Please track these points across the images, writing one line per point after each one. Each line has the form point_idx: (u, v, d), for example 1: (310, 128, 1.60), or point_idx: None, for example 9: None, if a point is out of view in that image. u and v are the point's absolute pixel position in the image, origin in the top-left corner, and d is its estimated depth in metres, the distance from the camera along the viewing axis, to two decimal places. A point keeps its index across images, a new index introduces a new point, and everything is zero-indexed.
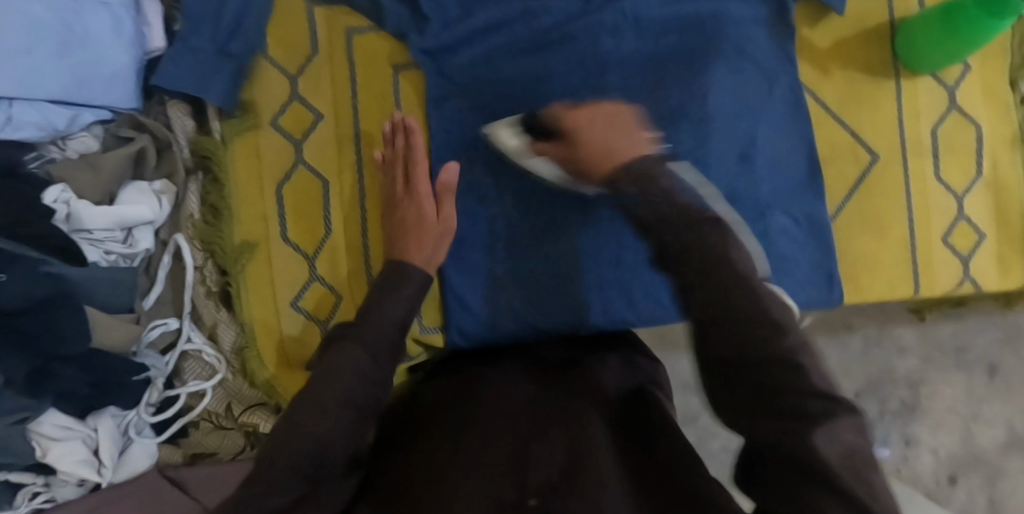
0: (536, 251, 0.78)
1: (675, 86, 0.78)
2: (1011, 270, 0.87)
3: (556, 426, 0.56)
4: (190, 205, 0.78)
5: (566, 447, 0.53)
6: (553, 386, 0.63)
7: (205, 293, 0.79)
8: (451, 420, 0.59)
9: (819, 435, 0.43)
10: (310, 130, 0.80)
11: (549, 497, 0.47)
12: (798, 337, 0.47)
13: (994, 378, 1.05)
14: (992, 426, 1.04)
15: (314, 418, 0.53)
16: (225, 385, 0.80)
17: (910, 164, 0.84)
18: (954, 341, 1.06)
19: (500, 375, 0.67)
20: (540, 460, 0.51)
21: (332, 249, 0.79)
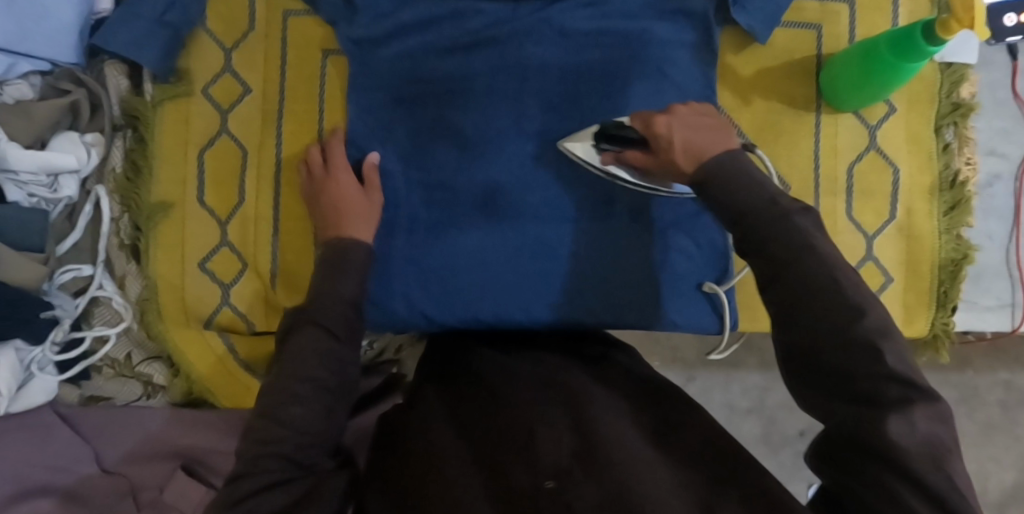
0: (440, 247, 0.81)
1: (589, 102, 0.82)
2: (915, 317, 0.86)
3: (563, 409, 0.60)
4: (115, 160, 0.84)
5: (573, 429, 0.57)
6: (561, 375, 0.68)
7: (118, 244, 0.84)
8: (466, 413, 0.64)
9: (891, 421, 0.46)
10: (237, 103, 0.84)
11: (565, 479, 0.51)
12: (874, 321, 0.49)
13: None
14: None
15: (302, 412, 0.61)
16: (129, 334, 0.85)
17: (821, 202, 0.85)
18: None
19: (504, 364, 0.72)
20: (549, 442, 0.55)
21: (244, 218, 0.83)
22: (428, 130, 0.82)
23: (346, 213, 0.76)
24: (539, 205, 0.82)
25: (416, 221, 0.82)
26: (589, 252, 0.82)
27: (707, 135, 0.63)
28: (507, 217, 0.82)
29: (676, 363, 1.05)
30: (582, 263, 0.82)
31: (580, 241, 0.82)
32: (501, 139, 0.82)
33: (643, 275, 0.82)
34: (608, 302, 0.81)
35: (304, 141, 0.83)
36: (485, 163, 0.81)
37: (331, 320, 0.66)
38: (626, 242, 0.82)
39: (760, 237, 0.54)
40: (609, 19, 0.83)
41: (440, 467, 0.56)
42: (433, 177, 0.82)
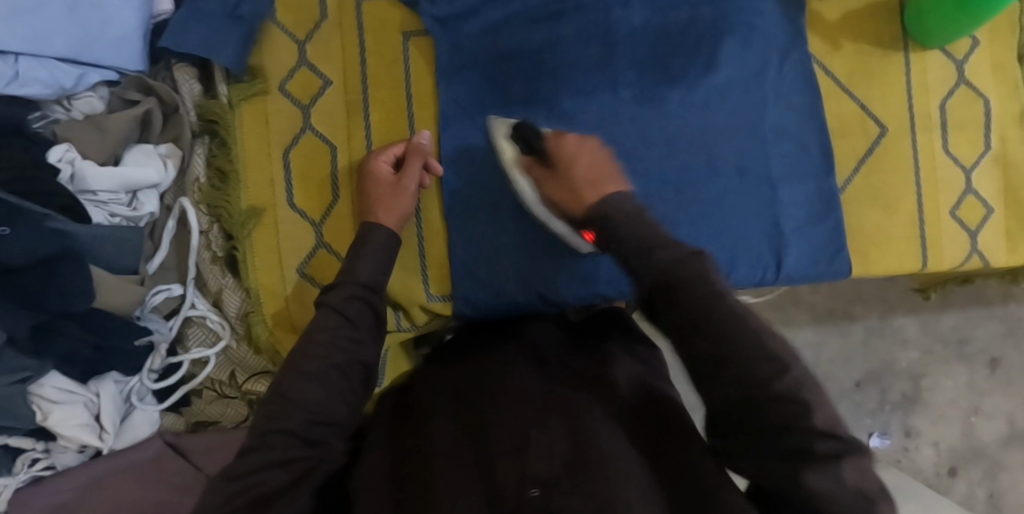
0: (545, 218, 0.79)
1: (683, 62, 0.80)
2: (1020, 245, 0.87)
3: (559, 410, 0.60)
4: (197, 169, 0.78)
5: (567, 435, 0.57)
6: (560, 370, 0.66)
7: (210, 258, 0.78)
8: (463, 408, 0.63)
9: (816, 477, 0.48)
10: (318, 96, 0.79)
11: (549, 489, 0.52)
12: (797, 371, 0.50)
13: (994, 371, 1.15)
14: (993, 419, 1.15)
15: (316, 390, 0.59)
16: (229, 354, 0.79)
17: (918, 139, 0.84)
18: (957, 333, 1.16)
19: (507, 350, 0.70)
20: (540, 447, 0.56)
21: (338, 217, 0.78)
22: (515, 103, 0.79)
23: (373, 204, 0.73)
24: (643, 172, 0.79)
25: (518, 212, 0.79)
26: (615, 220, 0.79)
27: (606, 169, 0.63)
28: None
29: None
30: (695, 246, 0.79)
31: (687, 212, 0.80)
32: (609, 101, 0.79)
33: (763, 232, 0.81)
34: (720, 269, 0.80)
35: (395, 129, 0.79)
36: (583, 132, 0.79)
37: (350, 308, 0.64)
38: (734, 201, 0.80)
39: (671, 287, 0.53)
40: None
41: (430, 470, 0.57)
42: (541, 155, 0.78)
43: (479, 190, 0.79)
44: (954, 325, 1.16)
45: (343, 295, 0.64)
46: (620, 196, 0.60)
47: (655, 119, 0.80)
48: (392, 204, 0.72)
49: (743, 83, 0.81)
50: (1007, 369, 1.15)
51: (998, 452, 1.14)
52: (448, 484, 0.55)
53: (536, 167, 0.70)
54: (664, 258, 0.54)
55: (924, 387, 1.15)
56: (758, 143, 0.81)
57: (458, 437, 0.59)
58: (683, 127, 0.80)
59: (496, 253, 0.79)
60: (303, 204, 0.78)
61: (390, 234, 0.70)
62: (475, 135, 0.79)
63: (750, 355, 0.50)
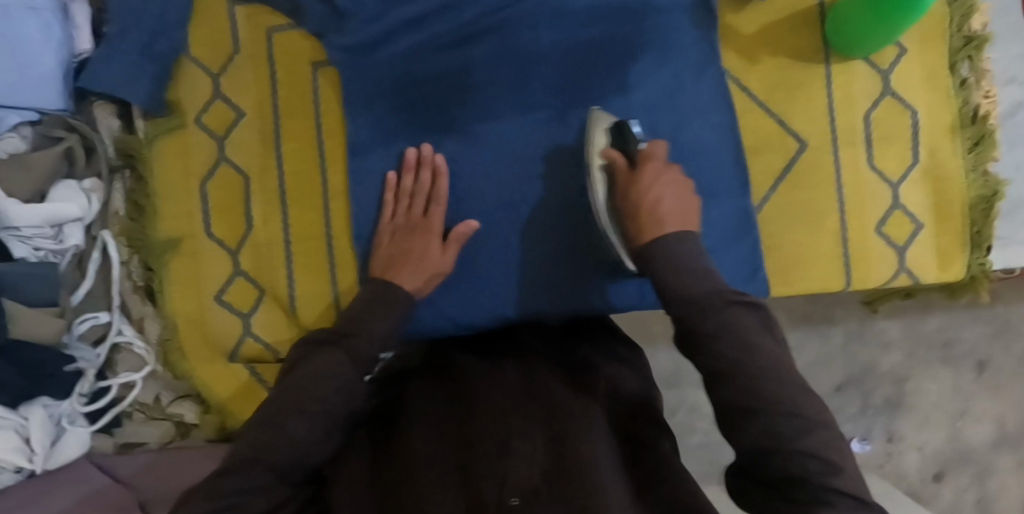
0: None
1: (596, 82, 0.80)
2: (952, 261, 0.83)
3: (541, 420, 0.66)
4: (117, 203, 0.82)
5: (546, 444, 0.64)
6: (540, 376, 0.71)
7: (131, 287, 0.83)
8: (449, 416, 0.69)
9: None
10: (232, 128, 0.81)
11: (529, 499, 0.60)
12: (817, 436, 0.55)
13: (982, 374, 1.11)
14: (981, 423, 1.11)
15: (301, 424, 0.64)
16: (156, 377, 0.84)
17: (841, 154, 0.82)
18: (942, 336, 1.12)
19: (489, 363, 0.74)
20: (523, 457, 0.63)
21: (255, 244, 0.81)
22: (426, 131, 0.80)
23: (403, 260, 0.75)
24: (552, 193, 0.79)
25: (531, 218, 0.79)
26: (523, 241, 0.80)
27: (681, 205, 0.65)
28: (521, 211, 0.79)
29: None
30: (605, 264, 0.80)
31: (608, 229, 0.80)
32: (518, 125, 0.79)
33: (675, 253, 0.80)
34: (629, 288, 0.80)
35: (306, 159, 0.81)
36: (490, 156, 0.79)
37: (362, 358, 0.69)
38: None
39: (704, 331, 0.59)
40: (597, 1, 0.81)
41: (416, 477, 0.64)
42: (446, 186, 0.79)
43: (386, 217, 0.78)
44: (938, 328, 1.12)
45: (351, 347, 0.69)
46: (692, 237, 0.64)
47: (565, 140, 0.79)
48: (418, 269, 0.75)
49: (662, 104, 0.80)
50: (995, 372, 1.11)
51: (986, 455, 1.10)
52: (434, 488, 0.63)
53: (614, 169, 0.69)
54: (718, 292, 0.60)
55: (908, 391, 1.12)
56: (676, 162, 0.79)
57: (444, 445, 0.66)
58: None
59: (482, 269, 0.80)
60: (220, 231, 0.81)
61: (408, 302, 0.74)
62: (388, 160, 0.79)
63: (785, 405, 0.55)
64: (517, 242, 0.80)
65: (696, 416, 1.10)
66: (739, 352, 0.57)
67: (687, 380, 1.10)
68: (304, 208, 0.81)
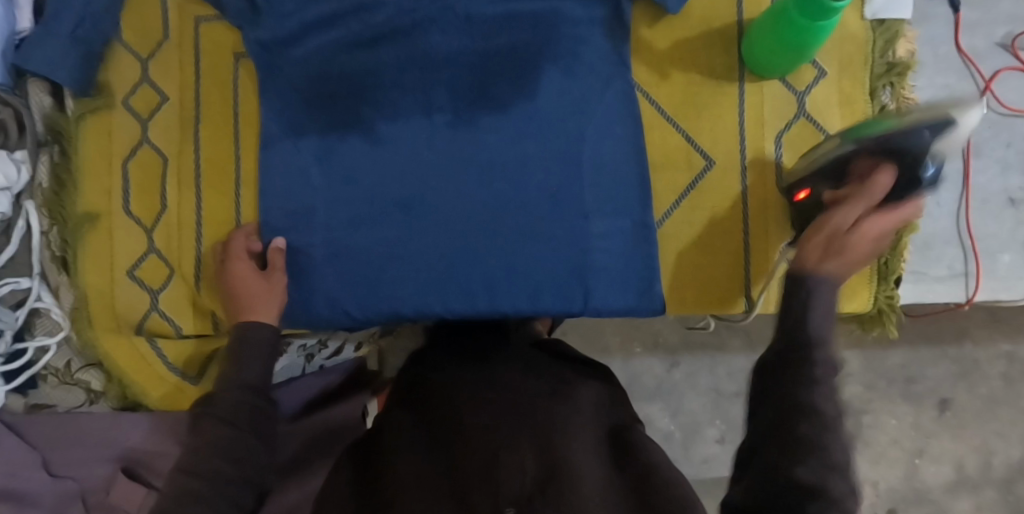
0: (344, 237, 0.83)
1: (502, 90, 0.81)
2: (858, 292, 0.80)
3: (533, 431, 0.64)
4: (41, 175, 0.85)
5: (536, 453, 0.62)
6: (527, 393, 0.70)
7: (50, 257, 0.87)
8: (435, 438, 0.68)
9: None
10: (155, 111, 0.85)
11: (525, 507, 0.57)
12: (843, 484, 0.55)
13: (943, 412, 1.21)
14: (938, 463, 1.21)
15: (213, 466, 0.67)
16: (70, 344, 0.87)
17: (749, 176, 0.81)
18: (904, 371, 1.22)
19: (479, 379, 0.74)
20: (512, 467, 0.60)
21: (168, 224, 0.84)
22: (333, 126, 0.82)
23: (241, 299, 0.80)
24: (456, 194, 0.81)
25: (440, 218, 0.82)
26: (422, 240, 0.82)
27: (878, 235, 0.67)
28: (421, 211, 0.81)
29: (658, 352, 1.23)
30: (502, 271, 0.81)
31: (520, 243, 0.81)
32: (430, 125, 0.82)
33: (564, 263, 0.81)
34: (525, 295, 0.81)
35: (222, 147, 0.84)
36: (397, 153, 0.82)
37: (235, 415, 0.72)
38: (546, 229, 0.81)
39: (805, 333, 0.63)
40: (511, 10, 0.82)
41: (401, 497, 0.62)
42: (343, 180, 0.82)
43: (302, 217, 0.83)
44: (900, 363, 1.23)
45: (238, 397, 0.73)
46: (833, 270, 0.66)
47: (466, 146, 0.81)
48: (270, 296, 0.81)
49: (567, 112, 0.80)
50: (958, 410, 1.21)
51: (942, 497, 1.21)
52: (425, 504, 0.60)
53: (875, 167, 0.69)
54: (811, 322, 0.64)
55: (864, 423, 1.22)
56: (571, 174, 0.80)
57: (432, 462, 0.65)
58: (501, 157, 0.81)
59: (383, 262, 0.82)
60: (138, 210, 0.85)
61: (271, 332, 0.79)
62: (292, 153, 0.83)
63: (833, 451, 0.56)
64: (416, 240, 0.82)
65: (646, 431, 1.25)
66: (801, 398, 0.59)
67: (641, 392, 1.23)
68: (220, 192, 0.84)
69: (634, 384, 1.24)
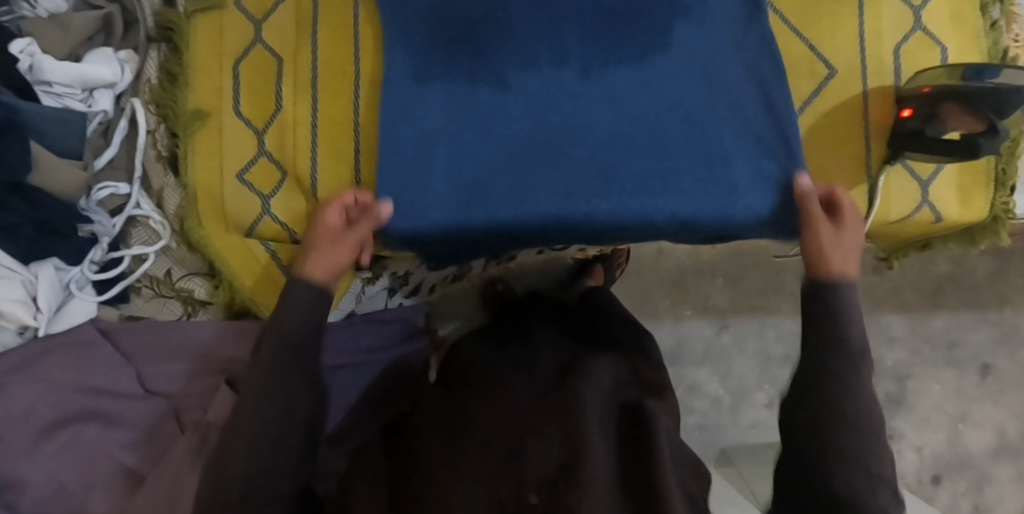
0: (465, 147, 0.75)
1: (632, 39, 0.76)
2: (972, 198, 0.83)
3: (554, 418, 0.68)
4: (149, 73, 0.83)
5: (560, 437, 0.66)
6: (545, 385, 0.73)
7: (155, 157, 0.83)
8: (455, 425, 0.71)
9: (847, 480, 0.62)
10: (271, 11, 0.82)
11: (547, 493, 0.63)
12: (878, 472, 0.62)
13: (985, 377, 1.26)
14: (981, 427, 1.25)
15: (263, 408, 0.65)
16: (168, 253, 0.83)
17: (869, 86, 0.82)
18: (948, 336, 1.26)
19: (498, 372, 0.77)
20: (536, 456, 0.65)
21: (282, 124, 0.81)
22: (459, 46, 0.77)
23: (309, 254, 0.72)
24: (588, 106, 0.75)
25: (567, 130, 0.75)
26: (545, 158, 0.74)
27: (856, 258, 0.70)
28: (546, 126, 0.75)
29: (708, 312, 1.26)
30: (635, 186, 0.73)
31: (649, 163, 0.73)
32: (560, 34, 0.76)
33: (708, 176, 0.73)
34: (663, 212, 0.73)
35: (339, 45, 0.81)
36: (518, 61, 0.76)
37: (280, 349, 0.67)
38: (692, 142, 0.74)
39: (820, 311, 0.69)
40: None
41: (426, 476, 0.67)
42: (470, 127, 0.76)
43: (424, 125, 0.76)
44: (944, 327, 1.26)
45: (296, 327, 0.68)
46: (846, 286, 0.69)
47: (595, 101, 0.75)
48: (331, 261, 0.71)
49: (705, 17, 0.76)
50: (999, 377, 1.26)
51: (986, 462, 1.24)
52: (444, 481, 0.65)
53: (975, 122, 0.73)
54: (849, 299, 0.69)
55: (910, 388, 1.25)
56: (709, 117, 0.74)
57: (450, 444, 0.69)
58: (631, 68, 0.75)
59: (507, 178, 0.74)
60: (250, 112, 0.82)
61: (315, 292, 0.70)
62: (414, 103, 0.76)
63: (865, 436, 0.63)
64: (540, 155, 0.74)
65: (695, 396, 1.25)
66: (854, 385, 0.65)
67: (689, 356, 1.25)
68: (337, 92, 0.80)
69: (682, 351, 1.26)
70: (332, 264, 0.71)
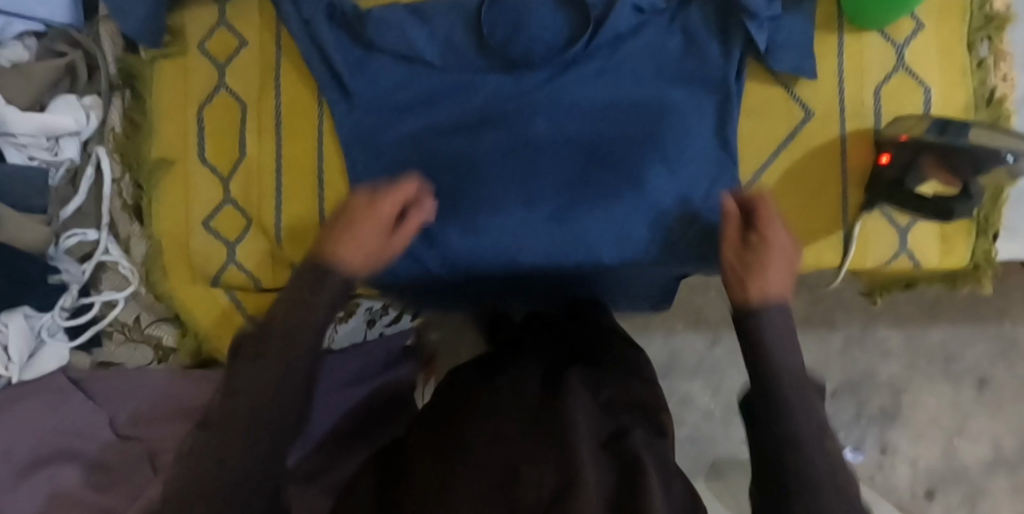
0: (437, 183, 0.78)
1: (604, 182, 0.78)
2: (954, 247, 0.80)
3: (547, 439, 0.54)
4: (113, 120, 0.83)
5: (556, 464, 0.52)
6: (540, 398, 0.61)
7: (121, 205, 0.83)
8: (434, 476, 0.55)
9: None
10: (233, 55, 0.81)
11: None
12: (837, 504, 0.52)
13: (982, 392, 1.13)
14: (976, 443, 1.13)
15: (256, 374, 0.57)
16: (138, 299, 0.84)
17: (848, 129, 0.79)
18: (943, 349, 1.15)
19: (490, 383, 0.66)
20: (527, 487, 0.51)
21: (246, 171, 0.80)
22: (435, 90, 0.79)
23: (352, 222, 0.64)
24: (555, 141, 0.78)
25: (535, 163, 0.78)
26: (513, 192, 0.78)
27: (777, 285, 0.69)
28: (517, 161, 0.78)
29: (701, 326, 1.20)
30: (593, 221, 0.78)
31: (610, 199, 0.78)
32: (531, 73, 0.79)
33: (660, 210, 0.78)
34: (614, 244, 0.79)
35: (303, 91, 0.81)
36: (491, 98, 0.79)
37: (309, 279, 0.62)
38: (654, 179, 0.77)
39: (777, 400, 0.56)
40: (634, 79, 0.79)
41: None
42: (434, 265, 0.81)
43: (398, 161, 0.79)
44: (941, 339, 1.14)
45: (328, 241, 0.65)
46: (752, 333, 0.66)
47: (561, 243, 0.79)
48: (367, 253, 0.64)
49: (669, 60, 0.79)
50: (997, 390, 1.14)
51: (979, 476, 1.12)
52: None
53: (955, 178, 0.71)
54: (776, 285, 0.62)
55: (904, 402, 1.14)
56: (670, 152, 0.77)
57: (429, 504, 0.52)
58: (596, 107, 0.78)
59: (476, 215, 0.78)
60: (215, 156, 0.81)
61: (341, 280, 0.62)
62: None
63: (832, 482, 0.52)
64: (507, 188, 0.78)
65: (687, 408, 1.19)
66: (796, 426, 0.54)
67: (683, 370, 1.19)
68: (301, 138, 0.80)
69: (675, 364, 1.19)
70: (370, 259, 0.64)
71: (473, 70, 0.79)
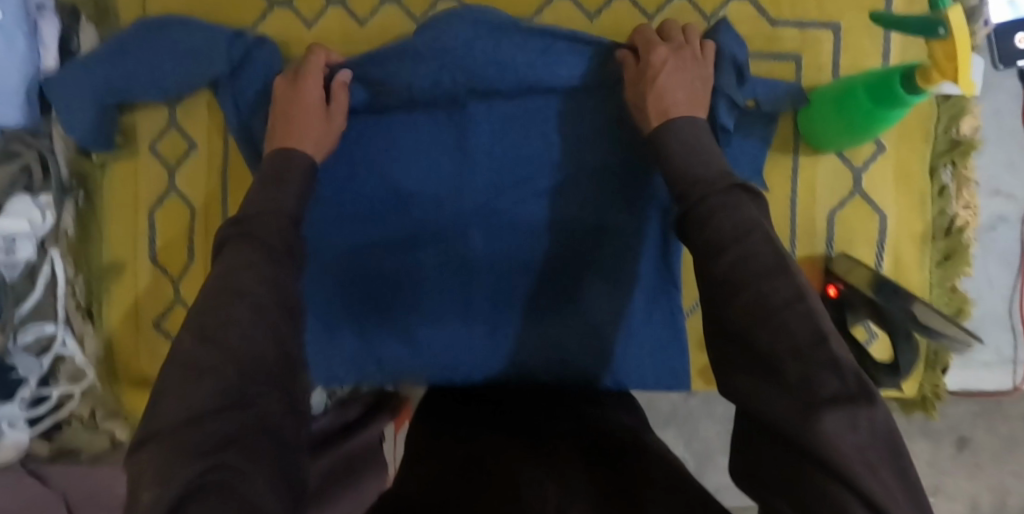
0: (377, 301, 0.76)
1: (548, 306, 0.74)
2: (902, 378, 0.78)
3: (549, 491, 0.46)
4: (65, 222, 0.83)
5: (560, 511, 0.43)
6: (527, 447, 0.53)
7: (75, 305, 0.85)
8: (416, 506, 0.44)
9: (827, 417, 0.39)
10: (183, 158, 0.82)
11: None
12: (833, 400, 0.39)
13: (961, 451, 0.90)
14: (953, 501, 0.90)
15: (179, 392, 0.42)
16: (92, 394, 0.86)
17: (797, 255, 0.77)
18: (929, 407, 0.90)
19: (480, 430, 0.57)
20: None
21: (193, 275, 0.82)
22: (373, 204, 0.77)
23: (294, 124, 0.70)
24: (495, 260, 0.75)
25: (475, 282, 0.75)
26: (453, 311, 0.75)
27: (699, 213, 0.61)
28: (456, 280, 0.75)
29: None
30: (541, 342, 0.73)
31: (552, 321, 0.73)
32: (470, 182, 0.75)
33: (608, 338, 0.72)
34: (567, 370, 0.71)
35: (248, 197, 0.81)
36: (431, 210, 0.75)
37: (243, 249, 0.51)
38: (596, 303, 0.73)
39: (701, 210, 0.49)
40: (576, 199, 0.75)
41: None
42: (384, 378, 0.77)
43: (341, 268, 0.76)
44: None
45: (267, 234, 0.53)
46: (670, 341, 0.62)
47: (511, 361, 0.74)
48: (319, 130, 0.71)
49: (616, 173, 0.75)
50: (977, 450, 0.90)
51: None
52: None
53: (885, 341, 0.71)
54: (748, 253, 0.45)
55: None
56: (614, 273, 0.73)
57: None
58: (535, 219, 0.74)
59: (419, 331, 0.75)
60: (164, 257, 0.82)
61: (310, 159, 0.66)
62: (337, 357, 0.76)
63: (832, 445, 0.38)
64: (447, 310, 0.74)
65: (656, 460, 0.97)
66: (743, 245, 0.46)
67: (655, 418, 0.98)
68: None
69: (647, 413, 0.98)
70: (317, 139, 0.70)
71: (408, 181, 0.76)
